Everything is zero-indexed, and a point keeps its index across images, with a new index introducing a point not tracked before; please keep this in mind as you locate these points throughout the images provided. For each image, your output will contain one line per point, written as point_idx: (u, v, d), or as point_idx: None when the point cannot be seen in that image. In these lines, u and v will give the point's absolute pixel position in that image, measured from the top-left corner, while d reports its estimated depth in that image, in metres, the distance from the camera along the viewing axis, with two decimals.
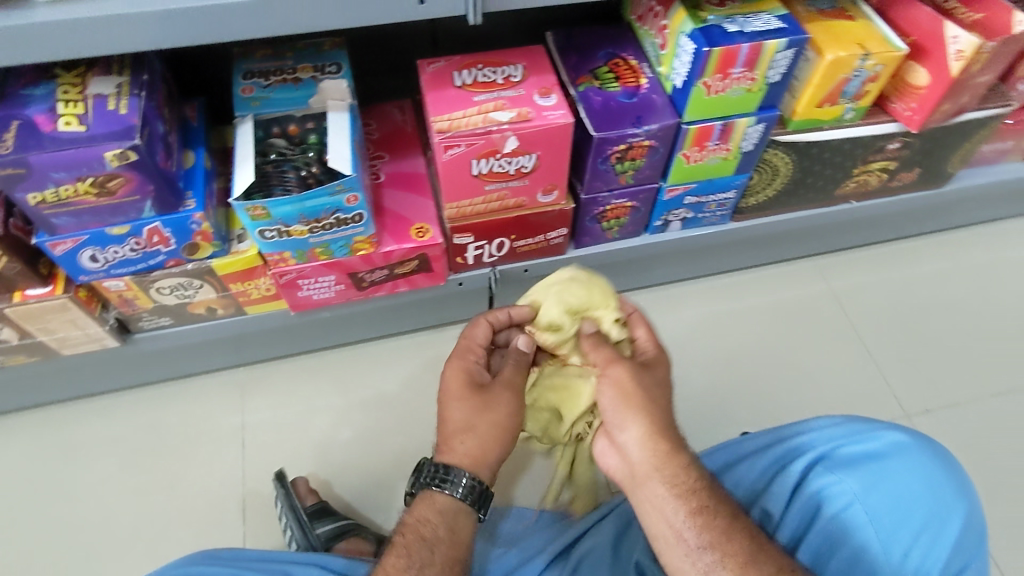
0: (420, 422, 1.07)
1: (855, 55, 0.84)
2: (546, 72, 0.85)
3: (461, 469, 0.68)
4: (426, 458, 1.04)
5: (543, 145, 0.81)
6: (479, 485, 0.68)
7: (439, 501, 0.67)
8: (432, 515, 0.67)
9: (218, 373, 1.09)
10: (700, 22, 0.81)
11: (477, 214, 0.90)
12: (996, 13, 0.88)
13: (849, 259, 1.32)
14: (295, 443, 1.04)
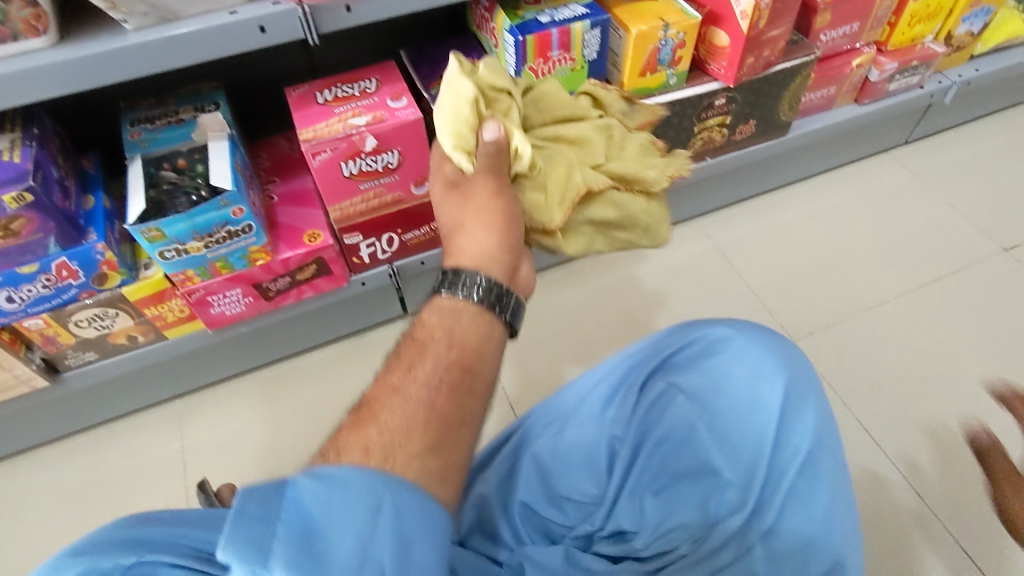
0: None
1: (656, 27, 0.98)
2: (397, 81, 0.97)
3: (472, 268, 0.59)
4: None
5: (401, 140, 0.93)
6: (497, 288, 0.58)
7: (449, 300, 0.57)
8: (440, 318, 0.56)
9: (156, 407, 1.17)
10: (517, 18, 0.94)
11: (361, 214, 1.01)
12: None
13: (727, 215, 1.46)
14: (233, 457, 1.11)
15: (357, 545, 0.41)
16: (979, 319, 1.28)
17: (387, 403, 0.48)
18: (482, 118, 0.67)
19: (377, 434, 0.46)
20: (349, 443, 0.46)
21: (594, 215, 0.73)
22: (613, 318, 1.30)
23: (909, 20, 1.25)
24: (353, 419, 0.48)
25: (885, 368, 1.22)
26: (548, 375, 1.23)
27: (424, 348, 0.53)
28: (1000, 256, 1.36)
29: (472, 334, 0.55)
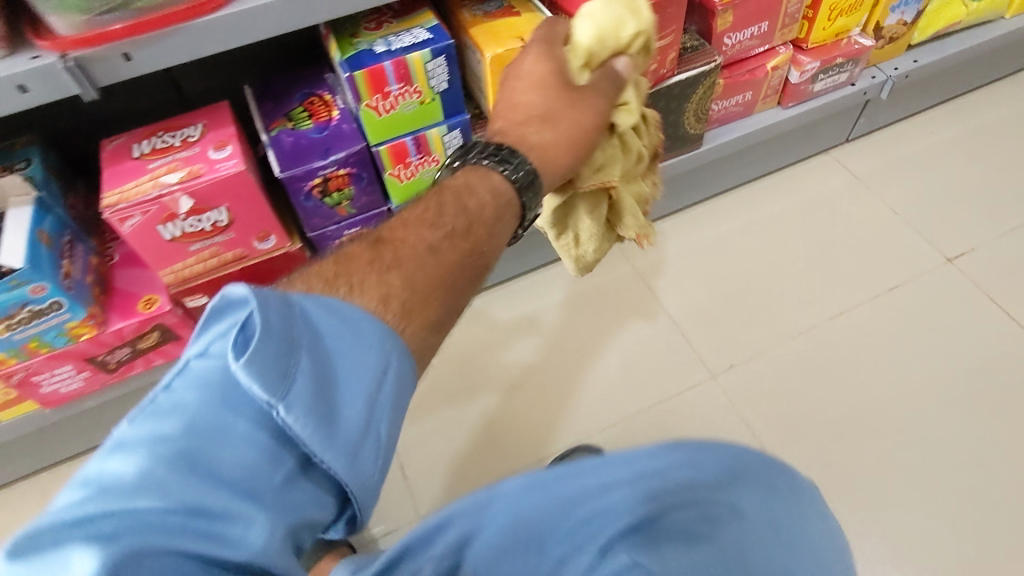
0: None
1: (514, 48, 0.86)
2: (224, 126, 0.86)
3: (520, 152, 0.58)
4: None
5: (226, 196, 0.83)
6: (535, 179, 0.57)
7: (489, 172, 0.55)
8: (474, 185, 0.54)
9: (17, 484, 1.08)
10: (350, 49, 0.83)
11: (200, 274, 0.90)
12: None
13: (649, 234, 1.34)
14: None
15: (365, 406, 0.39)
16: (917, 342, 1.17)
17: (413, 257, 0.46)
18: (626, 46, 0.66)
19: (400, 283, 0.45)
20: (369, 283, 0.44)
21: (581, 204, 0.73)
22: (518, 357, 1.19)
23: (830, 13, 1.11)
24: (378, 258, 0.45)
25: (813, 403, 1.11)
26: (446, 426, 1.12)
27: (463, 214, 0.52)
28: (943, 268, 1.24)
29: (495, 224, 0.54)
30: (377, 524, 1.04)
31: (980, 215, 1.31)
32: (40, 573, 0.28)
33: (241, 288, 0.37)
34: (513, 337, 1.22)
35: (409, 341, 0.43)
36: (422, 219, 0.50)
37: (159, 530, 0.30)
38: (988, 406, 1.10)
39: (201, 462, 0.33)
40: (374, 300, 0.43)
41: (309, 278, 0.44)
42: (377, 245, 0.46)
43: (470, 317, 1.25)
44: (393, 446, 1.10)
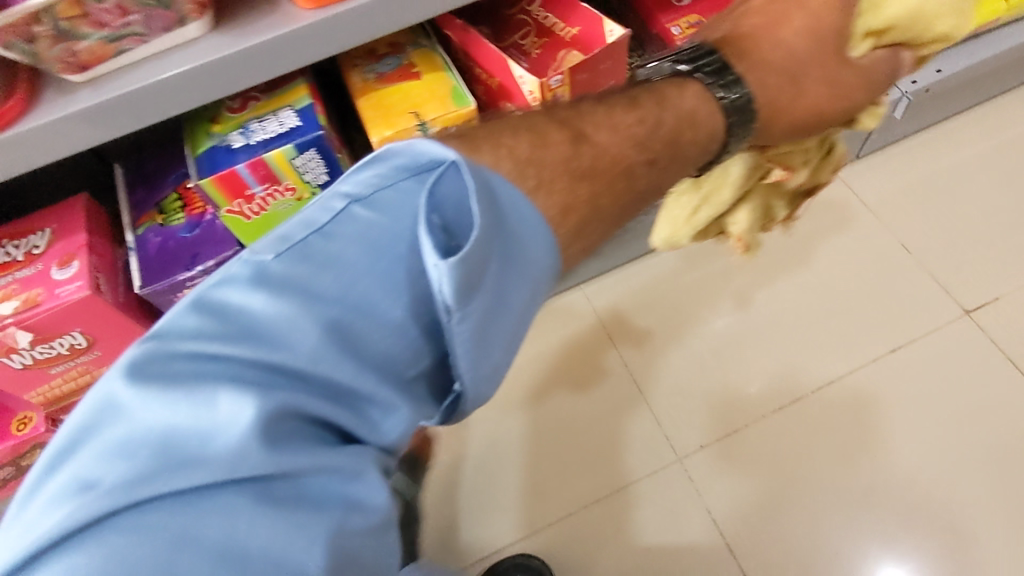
0: None
1: (408, 128, 0.71)
2: (75, 233, 0.75)
3: (750, 86, 0.53)
4: None
5: (75, 321, 0.72)
6: (746, 105, 0.52)
7: (708, 93, 0.51)
8: (699, 114, 0.50)
9: None
10: (205, 144, 0.70)
11: (74, 391, 0.82)
12: (592, 25, 0.76)
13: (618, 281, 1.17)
14: None
15: (511, 324, 0.39)
16: (921, 415, 1.00)
17: (604, 176, 0.42)
18: (928, 44, 0.58)
19: (587, 198, 0.41)
20: (558, 185, 0.40)
21: (744, 157, 0.60)
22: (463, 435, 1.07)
23: None
24: (563, 159, 0.41)
25: (793, 497, 0.96)
26: None
27: (669, 137, 0.47)
28: (957, 323, 1.06)
29: (687, 167, 0.50)
30: None
31: (1007, 253, 1.11)
32: (190, 398, 0.30)
33: (449, 157, 0.34)
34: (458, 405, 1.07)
35: (566, 260, 0.42)
36: (629, 129, 0.46)
37: (299, 410, 0.32)
38: (1004, 501, 0.93)
39: (339, 347, 0.32)
40: (557, 209, 0.40)
41: (497, 152, 0.41)
42: (571, 145, 0.42)
43: None
44: None
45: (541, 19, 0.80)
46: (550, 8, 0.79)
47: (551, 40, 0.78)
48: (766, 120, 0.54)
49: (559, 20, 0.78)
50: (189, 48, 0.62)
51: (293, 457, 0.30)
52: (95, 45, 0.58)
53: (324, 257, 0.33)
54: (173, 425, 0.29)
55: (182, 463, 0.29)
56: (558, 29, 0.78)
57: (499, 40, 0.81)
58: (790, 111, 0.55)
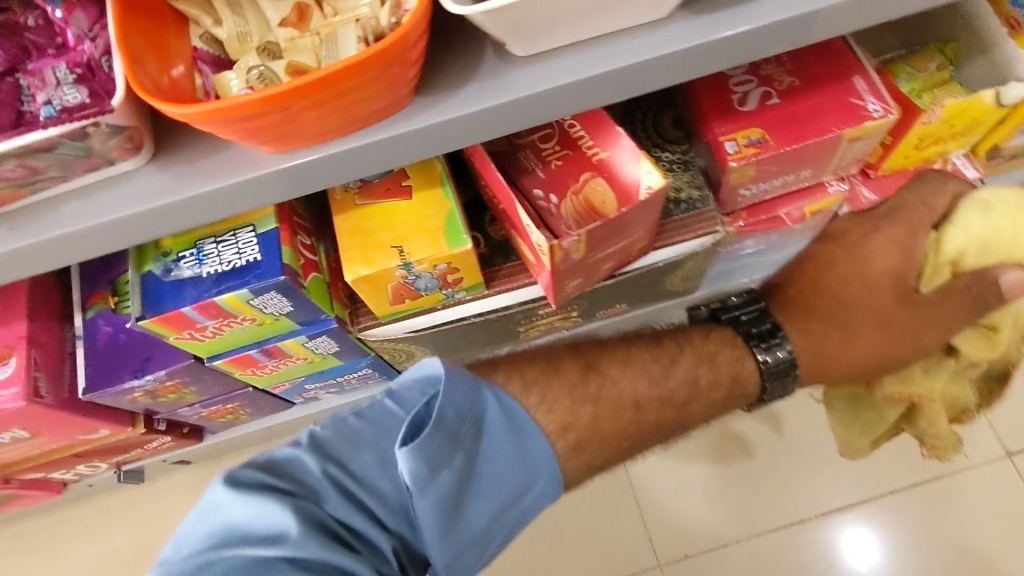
0: None
1: (388, 269, 0.61)
2: (15, 320, 0.67)
3: (796, 338, 0.63)
4: None
5: (14, 421, 0.67)
6: (789, 364, 0.61)
7: (745, 356, 0.61)
8: (718, 354, 0.62)
9: None
10: (153, 260, 0.60)
11: (26, 460, 0.78)
12: (624, 152, 0.63)
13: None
14: None
15: (486, 516, 0.51)
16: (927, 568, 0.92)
17: (616, 404, 0.56)
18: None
19: (594, 419, 0.54)
20: (559, 407, 0.53)
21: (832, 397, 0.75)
22: None
23: (917, 145, 0.75)
24: (573, 388, 0.55)
25: None
26: None
27: (689, 387, 0.58)
28: (992, 465, 0.96)
29: (710, 407, 0.60)
30: None
31: None
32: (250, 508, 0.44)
33: (436, 366, 0.49)
34: None
35: (564, 470, 0.53)
36: (647, 367, 0.58)
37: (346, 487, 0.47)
38: None
39: (349, 496, 0.47)
40: (556, 425, 0.52)
41: (512, 373, 0.56)
42: (580, 374, 0.56)
43: None
44: None
45: (566, 125, 0.66)
46: (583, 115, 0.65)
47: (574, 155, 0.65)
48: (821, 364, 0.63)
49: (588, 135, 0.65)
50: (120, 183, 0.52)
51: (318, 551, 0.42)
52: (1, 193, 0.49)
53: (351, 433, 0.49)
54: (235, 518, 0.44)
55: (243, 541, 0.42)
56: (586, 144, 0.65)
57: (516, 136, 0.68)
58: (847, 355, 0.62)
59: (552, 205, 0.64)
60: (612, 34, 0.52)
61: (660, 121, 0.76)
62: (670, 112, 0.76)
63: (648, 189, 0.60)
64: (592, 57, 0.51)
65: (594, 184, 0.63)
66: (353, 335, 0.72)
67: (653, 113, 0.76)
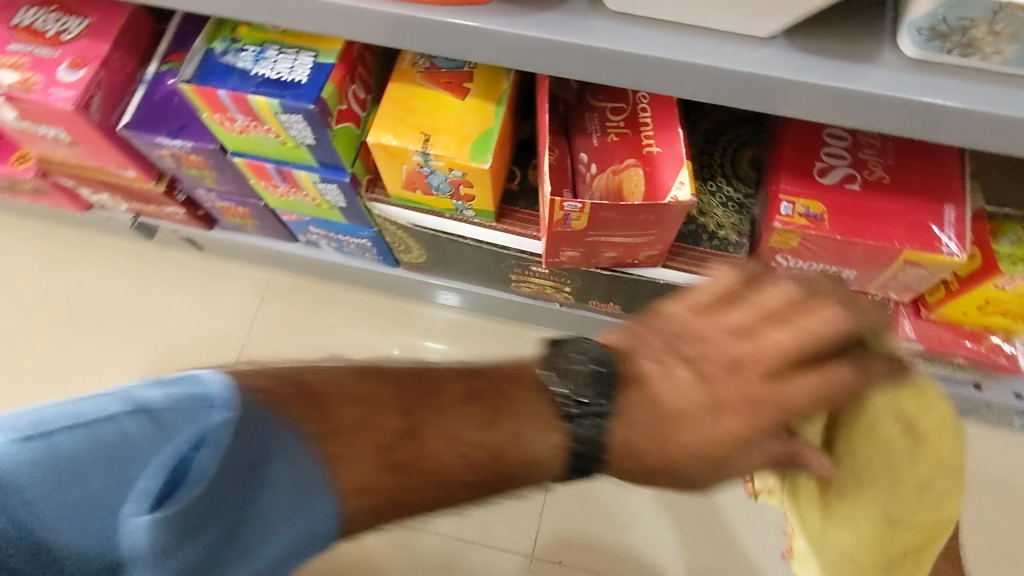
0: (89, 327, 1.17)
1: (406, 148, 0.62)
2: (101, 39, 0.73)
3: None
4: (70, 362, 1.14)
5: (59, 121, 0.74)
6: None
7: None
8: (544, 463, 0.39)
9: None
10: (221, 42, 0.64)
11: (63, 164, 0.86)
12: (674, 156, 0.60)
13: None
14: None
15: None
16: None
17: None
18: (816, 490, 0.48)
19: None
20: None
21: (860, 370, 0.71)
22: None
23: (983, 303, 0.68)
24: None
25: None
26: None
27: None
28: None
29: None
30: None
31: None
32: None
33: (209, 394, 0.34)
34: None
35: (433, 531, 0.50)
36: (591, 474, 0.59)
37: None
38: None
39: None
40: None
41: None
42: (394, 439, 0.37)
43: (381, 319, 1.14)
44: None
45: (640, 106, 0.64)
46: (657, 104, 0.63)
47: (631, 137, 0.63)
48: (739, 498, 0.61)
49: (653, 124, 0.63)
50: None
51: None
52: None
53: (68, 459, 0.33)
54: None
55: None
56: (645, 131, 0.63)
57: (592, 97, 0.67)
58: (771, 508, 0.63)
59: (586, 171, 0.64)
60: (701, 28, 0.50)
61: (739, 157, 0.74)
62: (753, 152, 0.74)
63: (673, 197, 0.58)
64: (671, 40, 0.50)
65: (632, 173, 0.62)
66: (363, 199, 0.74)
67: (736, 147, 0.75)
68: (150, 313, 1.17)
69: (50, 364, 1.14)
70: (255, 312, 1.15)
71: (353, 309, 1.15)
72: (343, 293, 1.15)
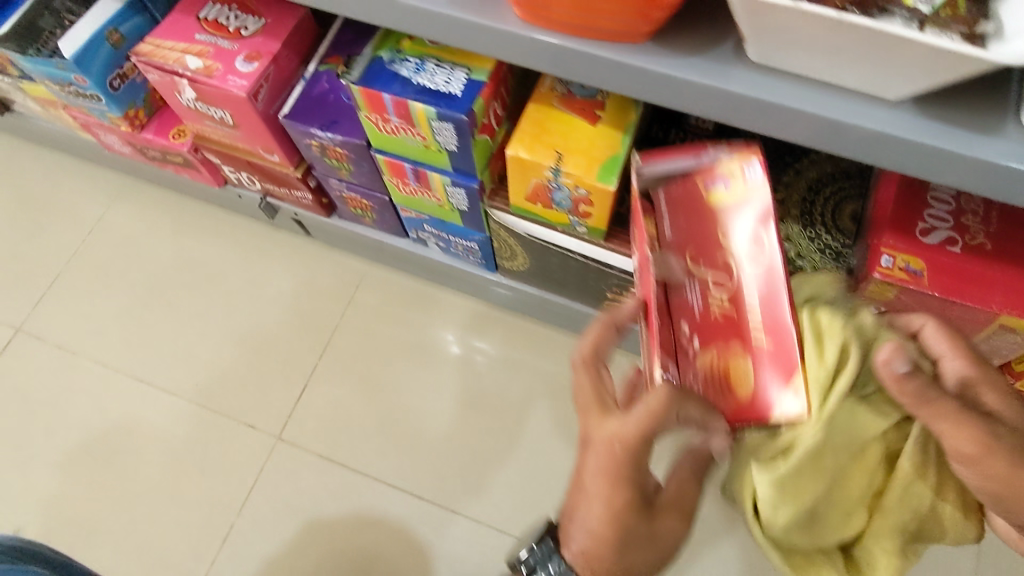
0: (199, 289, 1.27)
1: (540, 163, 0.68)
2: (274, 38, 0.83)
3: None
4: (178, 318, 1.25)
5: (228, 105, 0.83)
6: None
7: None
8: None
9: (118, 176, 1.38)
10: (387, 52, 0.72)
11: (215, 143, 0.96)
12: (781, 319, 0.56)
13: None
14: (119, 252, 1.32)
15: None
16: None
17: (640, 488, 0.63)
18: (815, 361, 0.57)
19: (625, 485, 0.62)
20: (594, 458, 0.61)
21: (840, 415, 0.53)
22: (457, 388, 1.17)
23: None
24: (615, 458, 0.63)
25: None
26: (362, 383, 1.18)
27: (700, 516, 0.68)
28: None
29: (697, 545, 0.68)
30: (254, 403, 1.17)
31: None
32: None
33: None
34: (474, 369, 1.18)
35: None
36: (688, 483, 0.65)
37: None
38: None
39: None
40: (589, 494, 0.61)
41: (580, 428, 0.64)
42: None
43: (463, 320, 1.22)
44: (316, 365, 1.20)
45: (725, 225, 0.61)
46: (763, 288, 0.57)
47: (735, 318, 0.59)
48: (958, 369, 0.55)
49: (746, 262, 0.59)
50: None
51: None
52: None
53: None
54: None
55: None
56: (749, 317, 0.58)
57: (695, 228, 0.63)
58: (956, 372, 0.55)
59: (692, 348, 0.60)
60: (833, 86, 0.55)
61: (840, 210, 0.78)
62: (855, 206, 0.78)
63: (783, 408, 0.54)
64: (803, 93, 0.55)
65: (738, 359, 0.58)
66: (484, 206, 0.81)
67: (838, 199, 0.79)
68: (253, 285, 1.27)
69: (162, 319, 1.25)
70: (349, 298, 1.24)
71: (437, 306, 1.23)
72: (431, 290, 1.23)
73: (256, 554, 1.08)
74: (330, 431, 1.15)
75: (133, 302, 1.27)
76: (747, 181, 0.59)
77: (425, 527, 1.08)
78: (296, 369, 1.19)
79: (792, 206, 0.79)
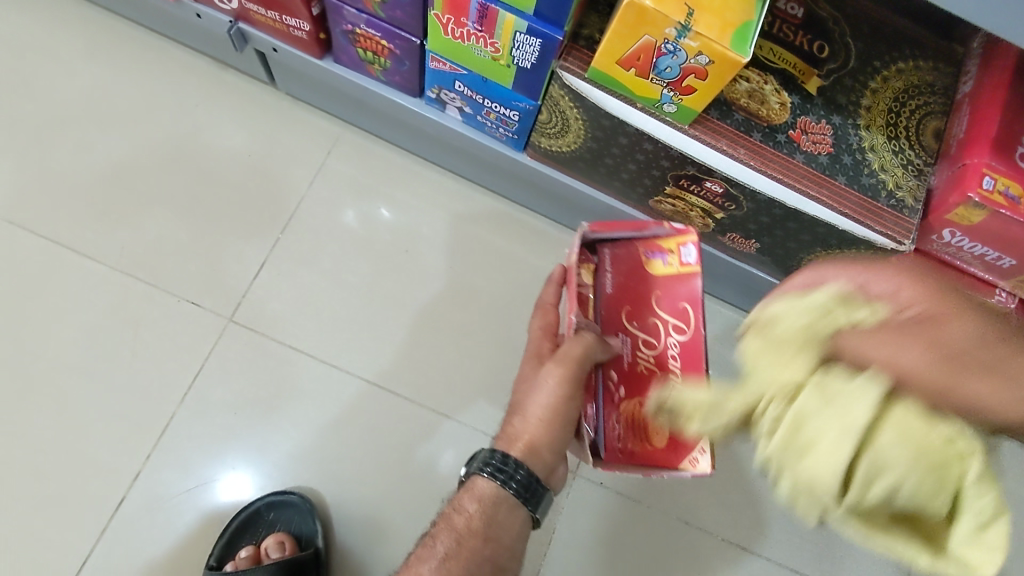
0: (122, 129, 1.03)
1: (665, 17, 0.57)
2: None
3: None
4: (90, 163, 1.01)
5: None
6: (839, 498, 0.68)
7: None
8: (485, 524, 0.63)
9: None
10: None
11: None
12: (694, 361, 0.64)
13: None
14: (11, 70, 1.04)
15: None
16: None
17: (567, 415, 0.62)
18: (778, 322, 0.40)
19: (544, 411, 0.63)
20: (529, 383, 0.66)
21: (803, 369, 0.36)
22: (441, 277, 1.03)
23: None
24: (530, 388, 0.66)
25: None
26: (331, 264, 1.02)
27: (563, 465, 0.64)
28: None
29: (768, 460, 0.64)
30: (199, 276, 0.99)
31: None
32: None
33: None
34: (462, 258, 1.04)
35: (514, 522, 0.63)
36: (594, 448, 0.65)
37: None
38: None
39: None
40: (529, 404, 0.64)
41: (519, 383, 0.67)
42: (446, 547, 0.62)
43: (453, 203, 1.06)
44: (277, 240, 1.02)
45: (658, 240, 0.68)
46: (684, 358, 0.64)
47: (657, 376, 0.64)
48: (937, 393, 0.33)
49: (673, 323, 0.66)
50: None
51: None
52: None
53: None
54: None
55: None
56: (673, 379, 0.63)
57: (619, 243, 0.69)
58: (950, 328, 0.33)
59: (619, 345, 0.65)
60: None
61: (923, 126, 0.74)
62: (938, 123, 0.74)
63: (695, 466, 0.60)
64: None
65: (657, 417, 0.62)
66: (552, 66, 0.68)
67: (922, 113, 0.75)
68: (194, 135, 1.04)
69: (71, 161, 1.01)
70: (318, 166, 1.06)
71: (423, 185, 1.06)
72: (419, 167, 1.07)
73: (202, 450, 0.92)
74: (292, 318, 0.99)
75: (34, 141, 1.01)
76: (681, 260, 0.67)
77: (401, 427, 0.96)
78: (252, 244, 1.01)
79: (878, 114, 0.74)
